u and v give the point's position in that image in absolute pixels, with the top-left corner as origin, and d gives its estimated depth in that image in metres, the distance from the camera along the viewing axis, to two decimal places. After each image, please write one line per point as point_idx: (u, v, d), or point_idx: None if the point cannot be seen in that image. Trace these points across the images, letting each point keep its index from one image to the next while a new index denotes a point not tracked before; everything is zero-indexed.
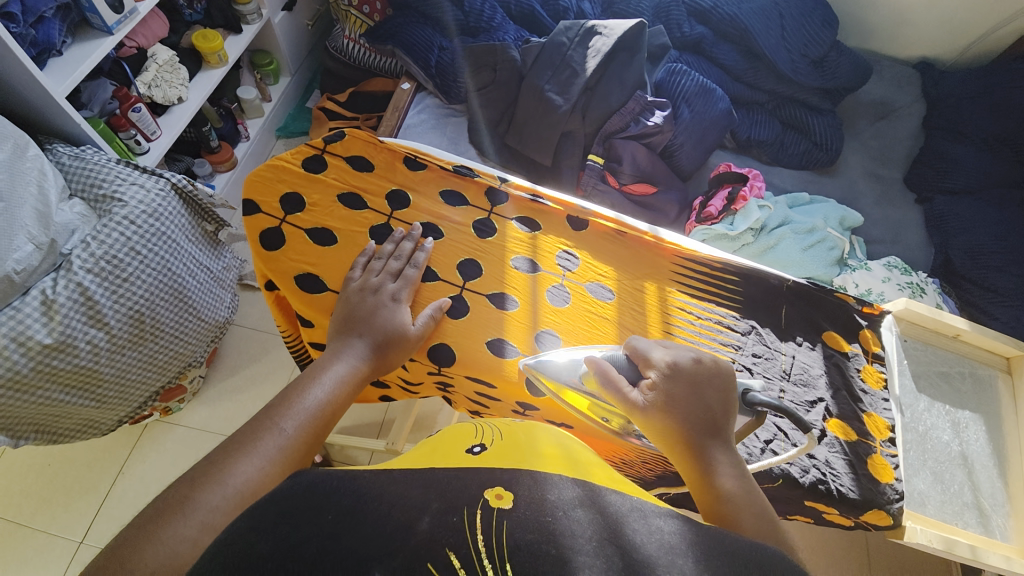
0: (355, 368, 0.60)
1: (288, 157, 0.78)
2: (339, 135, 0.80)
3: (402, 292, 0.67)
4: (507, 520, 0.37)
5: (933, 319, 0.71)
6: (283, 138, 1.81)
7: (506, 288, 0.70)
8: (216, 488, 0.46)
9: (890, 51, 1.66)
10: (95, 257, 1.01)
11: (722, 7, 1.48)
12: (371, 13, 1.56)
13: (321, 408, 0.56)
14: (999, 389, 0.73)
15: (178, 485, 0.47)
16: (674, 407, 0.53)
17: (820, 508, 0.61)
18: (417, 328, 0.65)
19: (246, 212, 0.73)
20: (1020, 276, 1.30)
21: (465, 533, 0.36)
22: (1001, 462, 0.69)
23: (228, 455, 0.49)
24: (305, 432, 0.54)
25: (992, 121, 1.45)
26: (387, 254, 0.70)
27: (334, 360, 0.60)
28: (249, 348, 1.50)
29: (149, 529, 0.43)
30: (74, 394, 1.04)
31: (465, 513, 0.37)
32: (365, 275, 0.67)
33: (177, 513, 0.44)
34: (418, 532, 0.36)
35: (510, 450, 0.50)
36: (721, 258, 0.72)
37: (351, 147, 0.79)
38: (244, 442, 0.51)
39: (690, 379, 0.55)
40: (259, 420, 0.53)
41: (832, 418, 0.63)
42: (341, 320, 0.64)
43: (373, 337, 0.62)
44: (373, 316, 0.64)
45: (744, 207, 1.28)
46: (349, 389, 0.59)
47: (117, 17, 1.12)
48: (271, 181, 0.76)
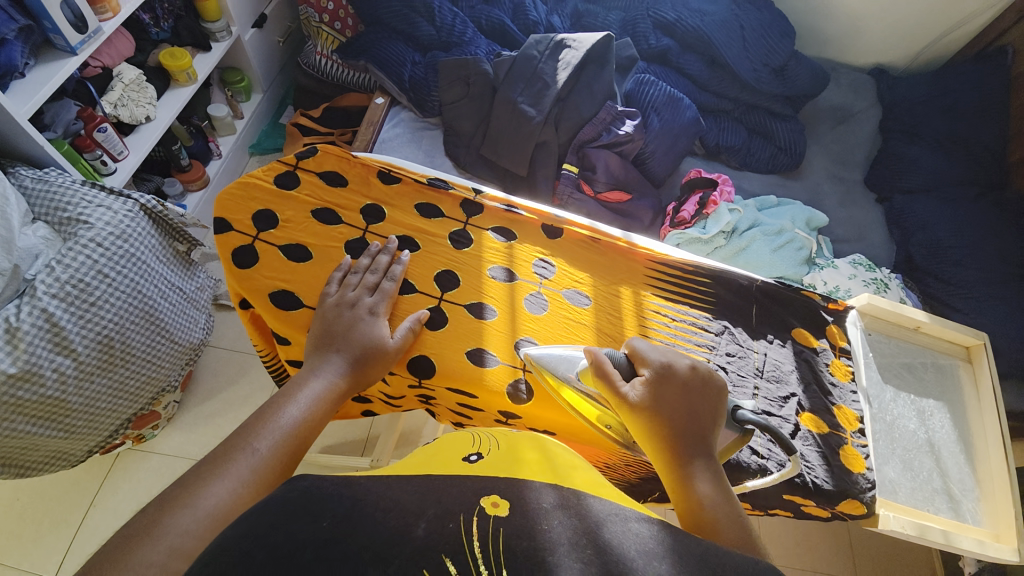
0: (333, 384, 0.60)
1: (260, 174, 0.77)
2: (312, 152, 0.80)
3: (380, 305, 0.67)
4: (504, 528, 0.38)
5: (895, 313, 0.74)
6: (257, 155, 1.80)
7: (484, 297, 0.71)
8: (187, 510, 0.45)
9: (845, 59, 1.75)
10: (60, 282, 0.98)
11: (686, 20, 1.53)
12: (343, 29, 1.58)
13: (297, 425, 0.56)
14: (960, 378, 0.76)
15: (148, 509, 0.46)
16: (664, 404, 0.55)
17: (798, 501, 0.62)
18: (395, 341, 0.65)
19: (218, 231, 0.72)
20: (978, 269, 1.36)
21: (462, 538, 0.37)
22: (966, 447, 0.72)
23: (200, 478, 0.49)
24: (279, 450, 0.54)
25: (944, 123, 1.53)
26: (364, 268, 0.70)
27: (311, 376, 0.60)
28: (226, 370, 1.46)
29: (117, 554, 0.42)
30: (41, 426, 1.00)
31: (462, 520, 0.38)
32: (342, 289, 0.67)
33: (147, 539, 0.43)
34: (413, 539, 0.36)
35: (504, 461, 0.50)
36: (693, 261, 0.74)
37: (324, 163, 0.79)
38: (217, 463, 0.50)
39: (683, 382, 0.56)
40: (233, 440, 0.53)
41: (805, 412, 0.65)
42: (317, 335, 0.64)
43: (351, 351, 0.63)
44: (350, 331, 0.64)
45: (716, 211, 1.32)
46: (325, 405, 0.59)
47: (81, 36, 1.09)
48: (243, 199, 0.75)
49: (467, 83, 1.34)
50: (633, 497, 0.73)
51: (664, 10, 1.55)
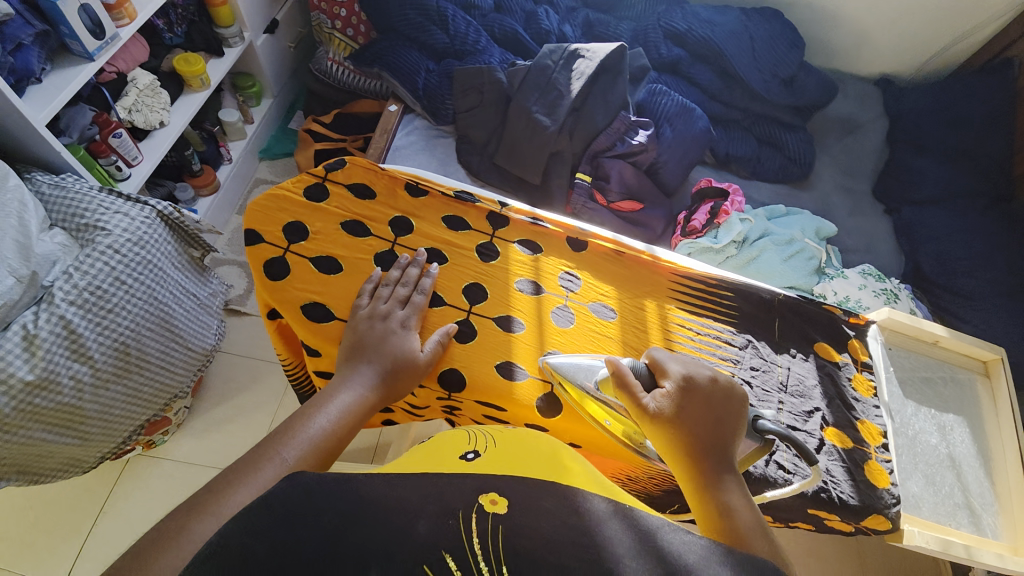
0: (363, 397, 0.60)
1: (290, 186, 0.78)
2: (340, 164, 0.80)
3: (410, 318, 0.67)
4: (503, 525, 0.40)
5: (914, 326, 0.75)
6: (267, 160, 1.81)
7: (512, 310, 0.71)
8: (212, 517, 0.45)
9: (852, 69, 1.76)
10: (78, 289, 0.98)
11: (696, 30, 1.54)
12: (355, 36, 1.58)
13: (325, 437, 0.55)
14: (979, 392, 0.76)
15: (174, 513, 0.46)
16: (684, 414, 0.56)
17: (822, 515, 0.63)
18: (425, 354, 0.65)
19: (249, 243, 0.73)
20: (986, 280, 1.37)
21: (461, 534, 0.39)
22: (986, 461, 0.72)
23: (228, 485, 0.48)
24: (306, 463, 0.53)
25: (950, 134, 1.54)
26: (394, 280, 0.70)
27: (342, 388, 0.60)
28: (236, 375, 1.46)
29: (142, 559, 0.42)
30: (57, 433, 1.00)
31: (460, 516, 0.40)
32: (374, 302, 0.68)
33: (174, 544, 0.43)
34: (416, 536, 0.38)
35: (504, 459, 0.51)
36: (716, 275, 0.74)
37: (353, 175, 0.80)
38: (245, 472, 0.49)
39: (703, 394, 0.57)
40: (262, 447, 0.52)
41: (829, 427, 0.66)
42: (349, 345, 0.64)
43: (382, 363, 0.62)
44: (382, 342, 0.64)
45: (727, 221, 1.33)
46: (354, 417, 0.58)
47: (98, 43, 1.09)
48: (273, 211, 0.75)
49: (481, 91, 1.35)
50: (653, 508, 0.73)
51: (674, 21, 1.57)
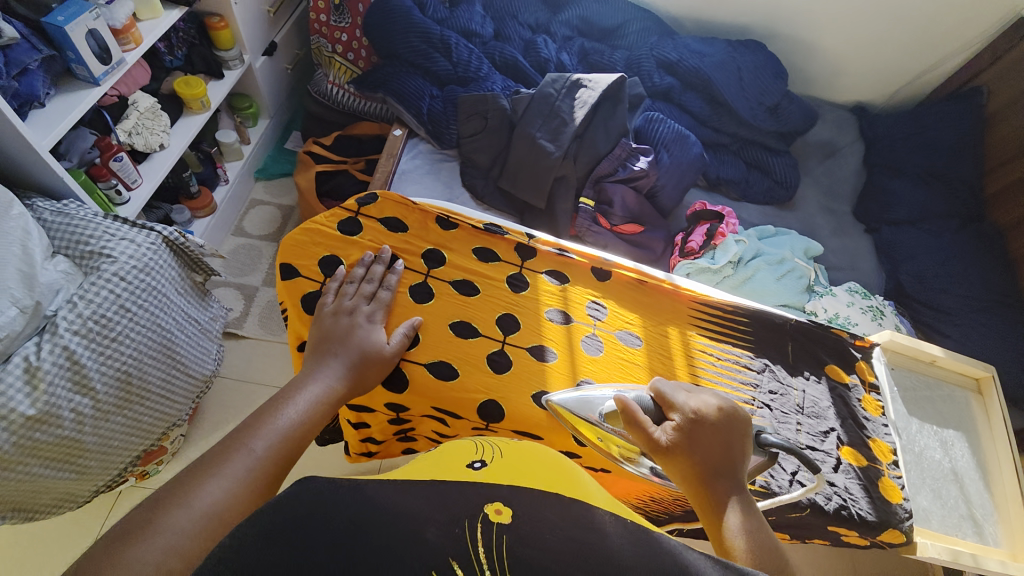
0: (332, 388, 0.60)
1: (323, 220, 0.79)
2: (373, 198, 0.81)
3: (377, 312, 0.69)
4: (508, 535, 0.39)
5: (913, 348, 0.80)
6: (262, 180, 1.80)
7: (544, 339, 0.73)
8: (183, 509, 0.43)
9: (829, 97, 1.87)
10: (82, 318, 0.95)
11: (687, 60, 1.62)
12: (356, 60, 1.61)
13: (293, 427, 0.55)
14: (973, 408, 0.82)
15: (142, 507, 0.44)
16: (694, 446, 0.57)
17: (842, 531, 0.67)
18: (392, 346, 0.67)
19: (285, 277, 0.73)
20: (962, 296, 1.45)
21: (467, 543, 0.38)
22: (984, 474, 0.77)
23: (195, 477, 0.47)
24: (274, 451, 0.52)
25: (923, 158, 1.63)
26: (359, 278, 0.72)
27: (310, 380, 0.60)
28: (234, 400, 1.42)
29: (108, 551, 0.39)
30: (56, 468, 0.97)
31: (467, 524, 0.39)
32: (339, 299, 0.69)
33: (143, 535, 0.41)
34: (425, 543, 0.37)
35: (511, 469, 0.51)
36: (734, 302, 0.78)
37: (385, 209, 0.81)
38: (211, 464, 0.49)
39: (711, 424, 0.59)
40: (227, 440, 0.52)
41: (845, 446, 0.69)
42: (316, 341, 0.65)
43: (349, 357, 0.63)
44: (348, 336, 0.65)
45: (723, 243, 1.38)
46: (323, 409, 0.59)
47: (104, 68, 1.08)
48: (307, 245, 0.76)
49: (484, 117, 1.38)
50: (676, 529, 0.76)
51: (666, 51, 1.64)
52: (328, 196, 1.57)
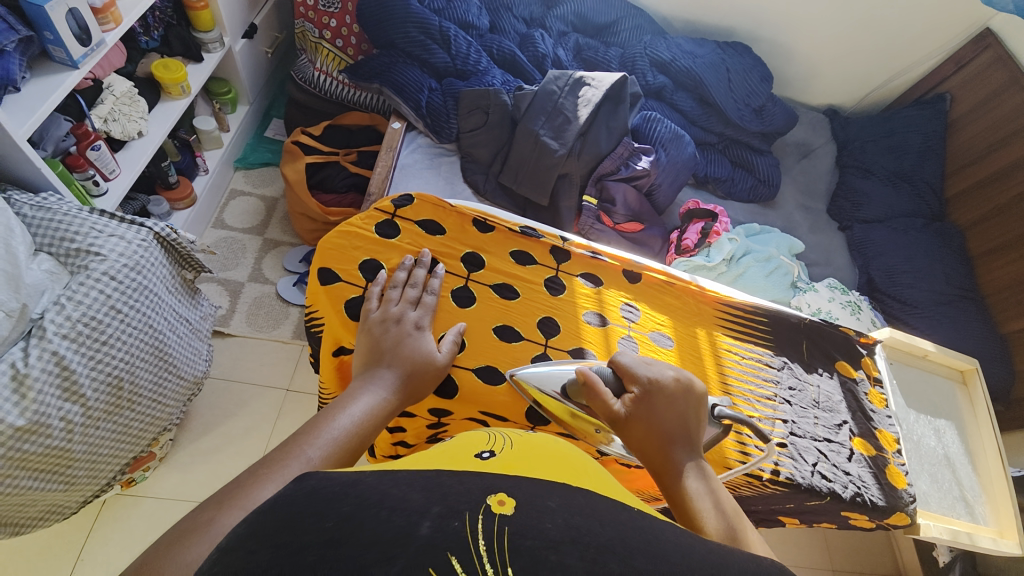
0: (385, 400, 0.58)
1: (359, 222, 0.79)
2: (408, 200, 0.82)
3: (423, 319, 0.69)
4: (509, 527, 0.34)
5: (908, 343, 0.90)
6: (242, 169, 1.70)
7: (584, 342, 0.76)
8: (240, 510, 0.41)
9: (805, 99, 1.95)
10: (71, 321, 0.89)
11: (679, 61, 1.65)
12: (346, 47, 1.55)
13: (348, 435, 0.52)
14: (959, 397, 0.92)
15: (203, 507, 0.42)
16: (653, 415, 0.60)
17: (854, 515, 0.75)
18: (441, 356, 0.67)
19: (325, 281, 0.74)
20: (928, 290, 1.53)
21: (466, 535, 0.33)
22: (971, 458, 0.87)
23: (254, 479, 0.44)
24: (332, 461, 0.49)
25: (891, 160, 1.73)
26: (402, 282, 0.72)
27: (363, 390, 0.58)
28: (223, 402, 1.36)
29: (168, 551, 0.37)
30: (42, 480, 0.90)
31: (467, 517, 0.34)
32: (385, 305, 0.69)
33: (201, 535, 0.38)
34: (418, 538, 0.32)
35: (522, 462, 0.47)
36: (754, 304, 0.85)
37: (421, 212, 0.82)
38: (269, 467, 0.46)
39: (668, 394, 0.61)
40: (285, 446, 0.48)
41: (856, 437, 0.78)
42: (366, 350, 0.64)
43: (402, 367, 0.62)
44: (399, 346, 0.64)
45: (717, 241, 1.43)
46: (377, 420, 0.56)
47: (84, 50, 1.00)
48: (346, 249, 0.76)
49: (485, 112, 1.36)
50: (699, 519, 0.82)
51: (659, 50, 1.67)
52: (318, 188, 1.52)
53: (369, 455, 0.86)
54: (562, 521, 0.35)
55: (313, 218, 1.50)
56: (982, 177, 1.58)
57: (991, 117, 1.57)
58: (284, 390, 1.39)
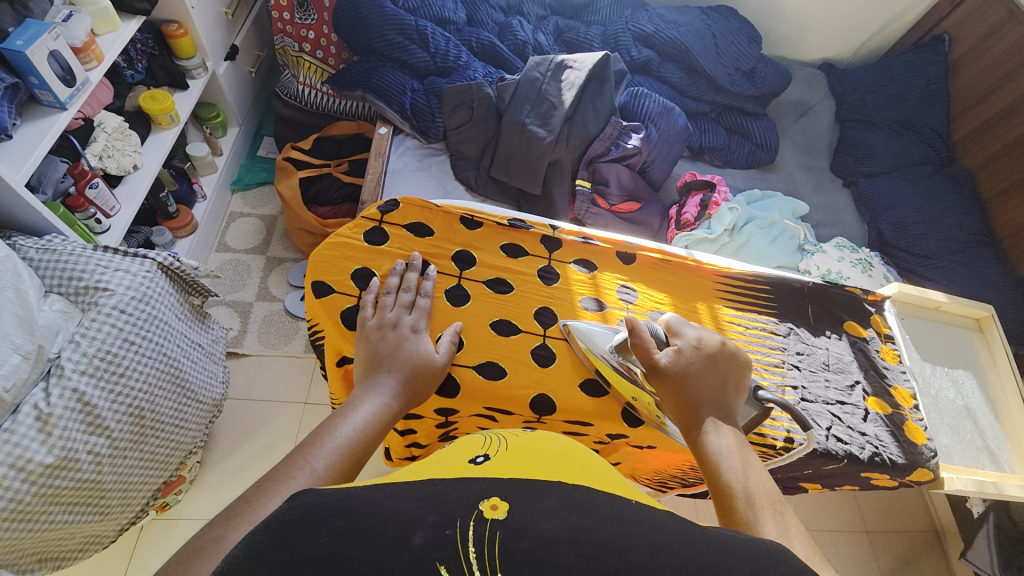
0: (387, 405, 0.59)
1: (348, 232, 0.80)
2: (394, 205, 0.82)
3: (420, 322, 0.69)
4: (501, 532, 0.34)
5: (919, 296, 0.88)
6: (239, 191, 1.73)
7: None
8: (246, 525, 0.41)
9: (798, 56, 1.89)
10: (87, 357, 0.91)
11: (663, 32, 1.62)
12: (326, 58, 1.56)
13: (351, 444, 0.53)
14: (978, 345, 0.90)
15: (212, 524, 0.43)
16: (690, 369, 0.62)
17: (875, 475, 0.74)
18: (440, 356, 0.68)
19: (321, 294, 0.74)
20: (943, 240, 1.47)
21: (457, 545, 0.33)
22: (993, 406, 0.86)
23: (260, 495, 0.45)
24: (336, 471, 0.50)
25: (893, 110, 1.67)
26: (395, 287, 0.72)
27: (365, 398, 0.59)
28: (245, 421, 1.39)
29: (179, 571, 0.39)
30: (78, 512, 0.93)
31: (459, 524, 0.34)
32: (380, 312, 0.69)
33: (210, 553, 0.39)
34: (411, 548, 0.32)
35: (518, 463, 0.46)
36: (753, 273, 0.84)
37: (408, 215, 0.82)
38: (275, 483, 0.46)
39: (711, 356, 0.63)
40: (288, 459, 0.49)
41: (870, 397, 0.77)
42: (366, 358, 0.65)
43: (401, 370, 0.63)
44: (398, 350, 0.65)
45: (717, 212, 1.40)
46: (380, 425, 0.57)
47: (70, 90, 1.01)
48: (338, 260, 0.77)
49: (470, 107, 1.36)
50: None
51: (641, 24, 1.63)
52: (313, 202, 1.53)
53: (385, 459, 0.87)
54: (559, 520, 0.35)
55: (312, 232, 1.51)
56: (991, 116, 1.52)
57: (994, 53, 1.51)
58: (301, 403, 1.42)
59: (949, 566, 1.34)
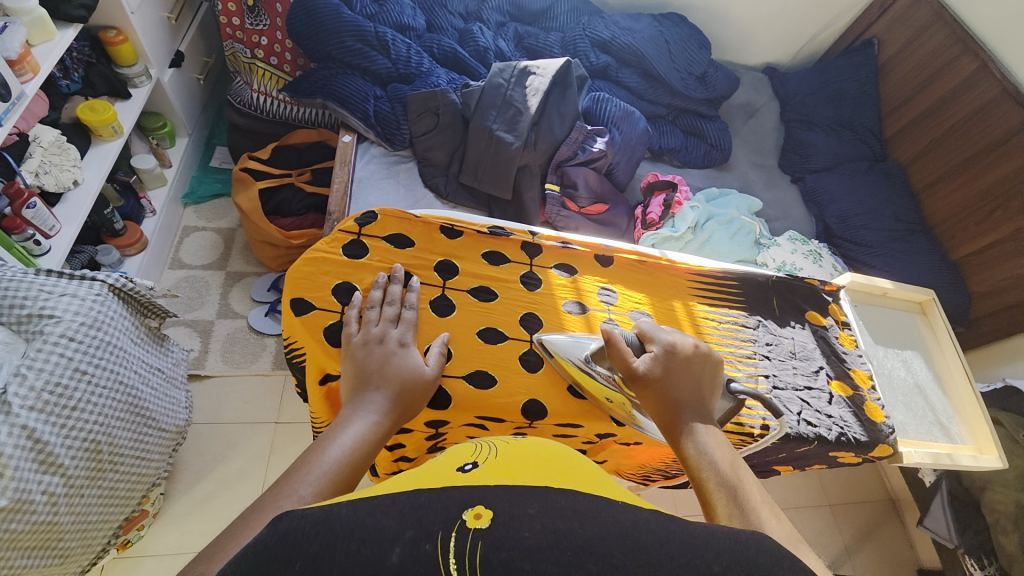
0: (377, 424, 0.58)
1: (325, 246, 0.78)
2: (372, 217, 0.81)
3: (407, 335, 0.69)
4: (482, 540, 0.35)
5: (869, 284, 0.96)
6: (191, 205, 1.64)
7: (568, 332, 0.77)
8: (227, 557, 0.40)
9: (744, 61, 2.00)
10: (35, 391, 0.84)
11: (619, 38, 1.67)
12: (281, 64, 1.51)
13: (340, 466, 0.52)
14: (922, 326, 0.98)
15: (193, 561, 0.41)
16: (670, 374, 0.64)
17: (842, 453, 0.79)
18: (430, 369, 0.67)
19: (301, 312, 0.72)
20: (882, 230, 1.59)
21: (438, 559, 0.34)
22: (940, 381, 0.94)
23: (245, 526, 0.43)
24: (325, 496, 0.48)
25: (831, 110, 1.79)
26: (379, 301, 0.71)
27: (353, 417, 0.58)
28: (213, 447, 1.32)
29: None
30: (36, 558, 0.87)
31: (440, 538, 0.35)
32: (366, 327, 0.68)
33: None
34: (388, 566, 0.32)
35: (505, 470, 0.46)
36: (722, 269, 0.88)
37: (387, 227, 0.81)
38: (261, 513, 0.45)
39: (685, 358, 0.66)
40: (276, 488, 0.48)
41: (834, 380, 0.82)
42: (353, 375, 0.63)
43: (390, 387, 0.62)
44: (387, 366, 0.64)
45: (681, 211, 1.45)
46: (370, 445, 0.55)
47: (4, 105, 0.94)
48: (317, 275, 0.75)
49: (435, 114, 1.35)
50: None
51: (598, 30, 1.68)
52: (275, 214, 1.48)
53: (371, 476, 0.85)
54: (540, 527, 0.36)
55: (275, 245, 1.46)
56: (919, 114, 1.66)
57: (918, 56, 1.65)
58: (272, 423, 1.36)
59: (905, 533, 1.45)
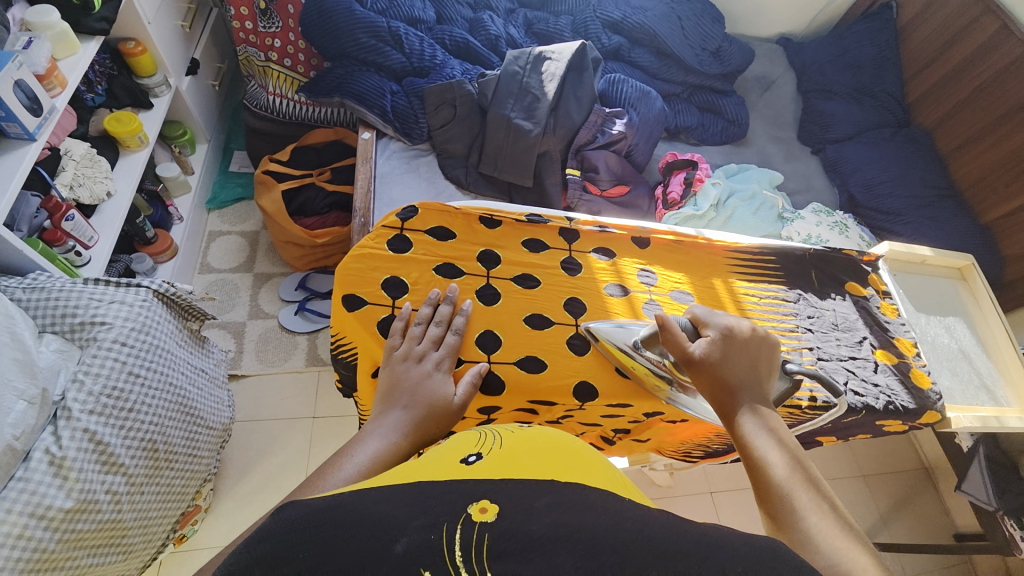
0: (394, 445, 0.57)
1: (370, 242, 0.79)
2: (413, 211, 0.82)
3: (444, 360, 0.69)
4: (489, 533, 0.35)
5: (907, 252, 0.95)
6: (215, 210, 1.67)
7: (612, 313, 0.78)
8: None
9: (757, 33, 1.95)
10: (94, 395, 0.88)
11: (631, 17, 1.64)
12: (296, 65, 1.51)
13: (354, 476, 0.51)
14: (962, 291, 0.97)
15: None
16: (725, 358, 0.64)
17: (889, 421, 0.79)
18: (458, 398, 0.66)
19: (354, 307, 0.74)
20: (907, 197, 1.56)
21: (444, 552, 0.33)
22: (984, 346, 0.93)
23: None
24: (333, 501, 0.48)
25: (850, 77, 1.75)
26: (426, 318, 0.72)
27: (375, 434, 0.58)
28: (255, 443, 1.36)
29: None
30: (103, 554, 0.90)
31: (444, 529, 0.35)
32: (409, 343, 0.70)
33: None
34: (392, 556, 0.32)
35: (509, 462, 0.46)
36: (759, 245, 0.88)
37: (429, 220, 0.82)
38: None
39: (743, 342, 0.66)
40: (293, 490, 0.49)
41: (878, 349, 0.82)
42: (385, 392, 0.65)
43: (416, 409, 0.62)
44: (419, 386, 0.65)
45: (703, 188, 1.44)
46: (386, 463, 0.55)
47: (37, 120, 0.96)
48: (365, 271, 0.76)
49: (452, 105, 1.35)
50: None
51: (609, 11, 1.66)
52: (298, 214, 1.50)
53: None
54: (549, 521, 0.36)
55: (300, 245, 1.48)
56: (942, 76, 1.61)
57: (940, 16, 1.60)
58: (311, 418, 1.40)
59: (941, 500, 1.45)
